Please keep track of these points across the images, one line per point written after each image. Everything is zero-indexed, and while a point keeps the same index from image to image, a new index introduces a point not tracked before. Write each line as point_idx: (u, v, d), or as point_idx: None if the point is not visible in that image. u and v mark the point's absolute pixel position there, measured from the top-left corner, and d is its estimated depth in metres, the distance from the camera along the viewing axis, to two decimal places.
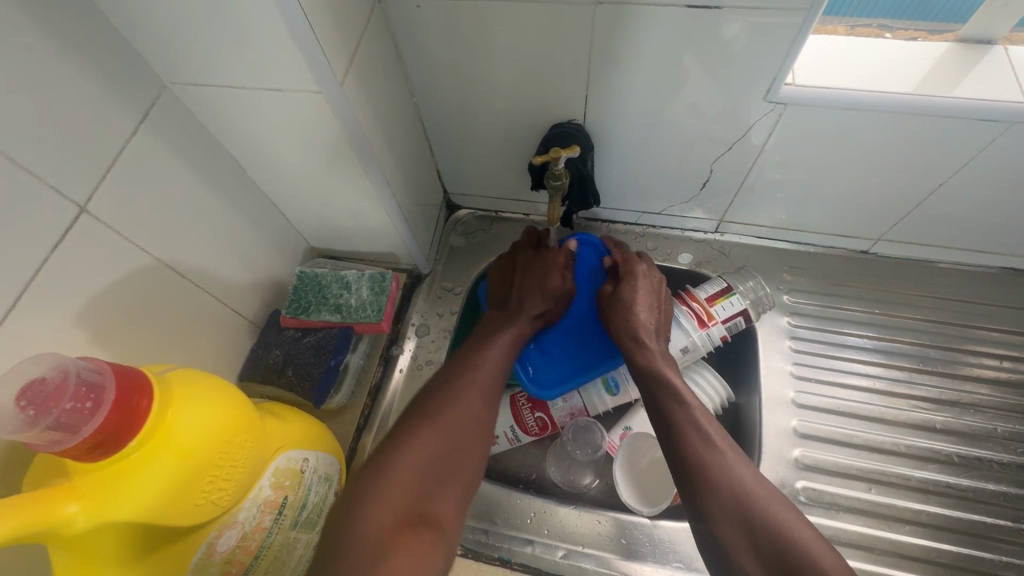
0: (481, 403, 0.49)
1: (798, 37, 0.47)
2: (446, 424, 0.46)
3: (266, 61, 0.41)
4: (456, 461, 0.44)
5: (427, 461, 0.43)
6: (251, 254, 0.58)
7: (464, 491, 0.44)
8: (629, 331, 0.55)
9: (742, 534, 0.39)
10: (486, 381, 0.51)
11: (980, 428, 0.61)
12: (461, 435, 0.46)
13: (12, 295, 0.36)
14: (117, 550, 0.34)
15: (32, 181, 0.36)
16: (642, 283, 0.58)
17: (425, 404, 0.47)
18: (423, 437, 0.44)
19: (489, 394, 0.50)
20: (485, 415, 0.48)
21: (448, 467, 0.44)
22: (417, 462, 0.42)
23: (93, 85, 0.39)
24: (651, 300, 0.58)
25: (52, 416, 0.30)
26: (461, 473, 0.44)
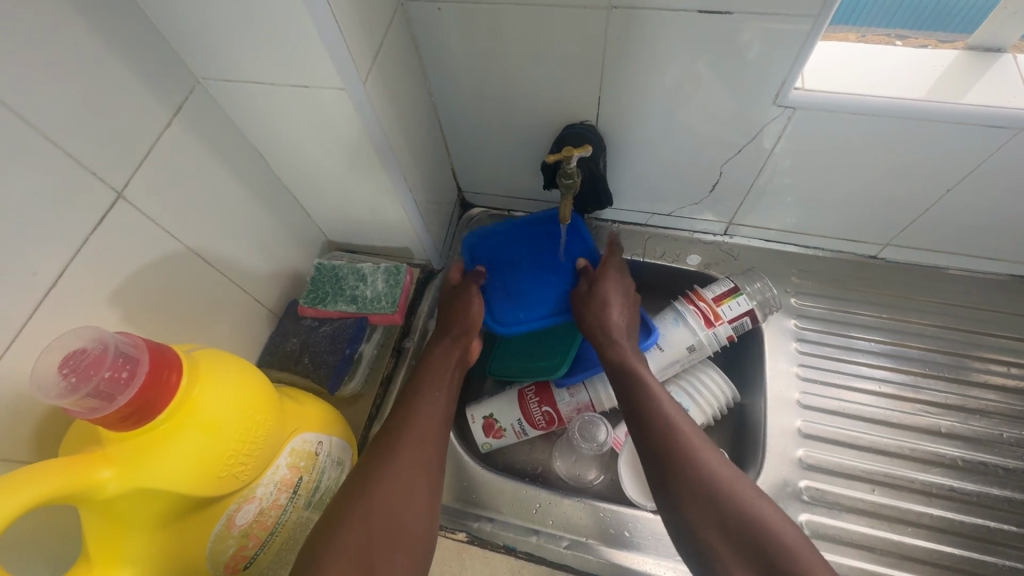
0: (419, 461, 0.49)
1: (807, 43, 0.48)
2: (382, 489, 0.46)
3: (293, 59, 0.43)
4: (397, 523, 0.45)
5: (365, 531, 0.44)
6: (272, 245, 0.61)
7: (414, 547, 0.46)
8: (601, 328, 0.60)
9: (710, 518, 0.44)
10: (424, 434, 0.52)
11: (986, 433, 0.61)
12: (398, 497, 0.46)
13: (55, 271, 0.38)
14: (146, 516, 0.36)
15: (76, 166, 0.38)
16: (610, 282, 0.63)
17: (360, 472, 0.48)
18: (359, 506, 0.45)
19: (426, 450, 0.51)
20: (422, 472, 0.49)
21: (390, 533, 0.45)
22: (358, 530, 0.44)
23: (132, 78, 0.41)
24: (623, 299, 0.62)
25: (91, 384, 0.32)
26: (407, 534, 0.46)
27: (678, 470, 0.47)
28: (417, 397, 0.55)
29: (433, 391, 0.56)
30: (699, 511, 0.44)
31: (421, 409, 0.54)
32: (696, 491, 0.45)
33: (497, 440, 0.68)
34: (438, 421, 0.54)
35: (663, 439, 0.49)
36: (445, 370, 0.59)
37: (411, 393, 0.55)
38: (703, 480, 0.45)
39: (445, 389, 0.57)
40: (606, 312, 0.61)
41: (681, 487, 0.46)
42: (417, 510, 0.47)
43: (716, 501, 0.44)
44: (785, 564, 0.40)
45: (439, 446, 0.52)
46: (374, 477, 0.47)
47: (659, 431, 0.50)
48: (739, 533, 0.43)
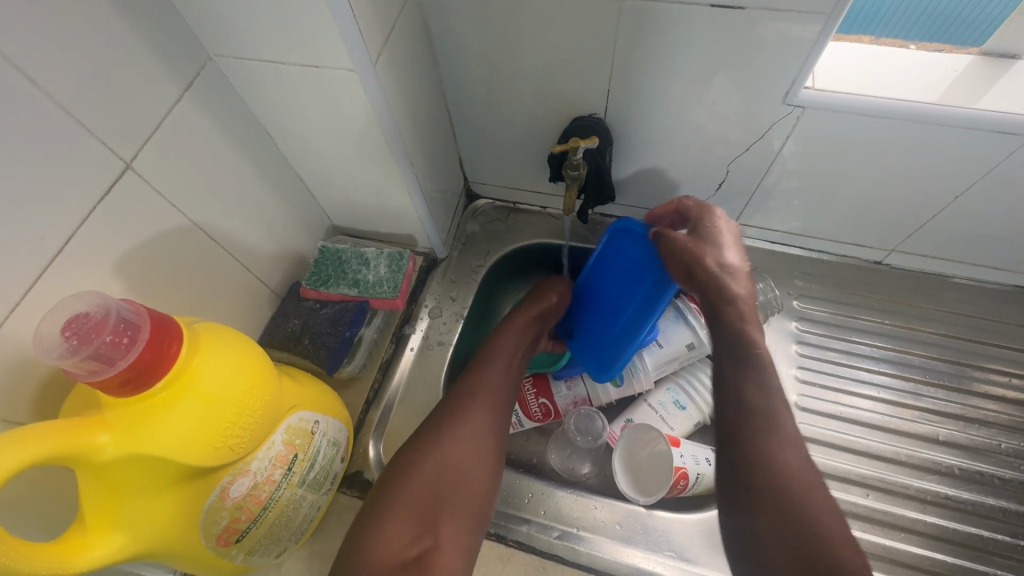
0: (479, 432, 0.55)
1: (819, 41, 0.48)
2: (446, 453, 0.52)
3: (305, 37, 0.43)
4: (460, 485, 0.51)
5: (430, 491, 0.50)
6: (277, 226, 0.61)
7: (469, 512, 0.51)
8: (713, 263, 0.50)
9: (780, 524, 0.41)
10: (490, 402, 0.57)
11: (984, 442, 0.61)
12: (461, 463, 0.52)
13: (61, 239, 0.39)
14: (141, 482, 0.37)
15: (86, 136, 0.39)
16: (719, 225, 0.52)
17: (426, 437, 0.53)
18: (422, 470, 0.51)
19: (489, 418, 0.56)
20: (485, 440, 0.54)
21: (450, 496, 0.51)
22: (418, 492, 0.50)
23: (144, 52, 0.42)
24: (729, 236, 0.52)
25: (91, 347, 0.33)
26: (469, 496, 0.51)
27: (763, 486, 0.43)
28: (485, 366, 0.59)
29: (500, 359, 0.60)
30: (771, 514, 0.42)
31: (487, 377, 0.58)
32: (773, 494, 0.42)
33: None
34: (504, 393, 0.58)
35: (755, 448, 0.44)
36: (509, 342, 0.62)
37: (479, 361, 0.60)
38: (788, 491, 0.42)
39: (508, 365, 0.60)
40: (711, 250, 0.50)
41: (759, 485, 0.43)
42: (479, 474, 0.53)
43: (800, 534, 0.40)
44: None
45: (501, 415, 0.57)
46: (440, 439, 0.53)
47: (757, 437, 0.44)
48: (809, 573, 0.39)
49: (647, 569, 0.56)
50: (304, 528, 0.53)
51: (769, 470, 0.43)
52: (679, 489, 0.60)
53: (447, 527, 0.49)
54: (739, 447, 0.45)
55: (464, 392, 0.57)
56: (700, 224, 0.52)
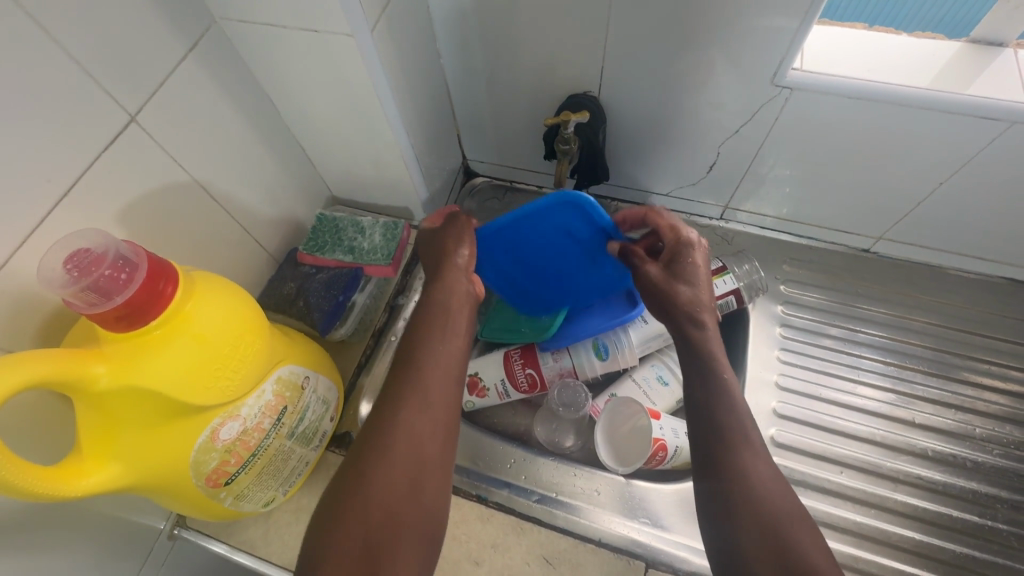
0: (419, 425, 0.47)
1: (802, 30, 0.49)
2: (379, 480, 0.43)
3: (306, 1, 0.44)
4: (400, 516, 0.42)
5: (363, 532, 0.41)
6: (276, 191, 0.63)
7: (421, 535, 0.43)
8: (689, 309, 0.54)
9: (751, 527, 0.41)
10: (429, 399, 0.48)
11: (959, 427, 0.62)
12: (403, 473, 0.44)
13: (66, 182, 0.40)
14: (135, 415, 0.39)
15: (93, 85, 0.41)
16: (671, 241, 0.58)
17: (355, 459, 0.45)
18: (352, 505, 0.42)
19: (431, 420, 0.47)
20: (427, 449, 0.46)
21: (391, 528, 0.41)
22: (353, 530, 0.40)
23: (151, 9, 0.43)
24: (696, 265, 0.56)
25: (91, 278, 0.35)
26: (413, 514, 0.43)
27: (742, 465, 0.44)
28: (422, 360, 0.51)
29: (442, 348, 0.52)
30: (744, 521, 0.41)
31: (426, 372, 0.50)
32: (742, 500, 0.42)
33: (480, 399, 0.70)
34: (449, 389, 0.50)
35: (733, 432, 0.45)
36: (452, 326, 0.55)
37: (416, 355, 0.51)
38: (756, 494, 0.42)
39: (452, 348, 0.54)
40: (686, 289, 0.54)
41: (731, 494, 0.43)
42: (426, 490, 0.44)
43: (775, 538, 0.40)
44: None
45: (446, 415, 0.48)
46: (372, 464, 0.44)
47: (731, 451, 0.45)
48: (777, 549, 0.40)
49: (622, 533, 0.58)
50: (292, 480, 0.55)
51: (741, 476, 0.43)
52: (657, 461, 0.60)
53: (392, 567, 0.40)
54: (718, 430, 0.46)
55: (396, 399, 0.48)
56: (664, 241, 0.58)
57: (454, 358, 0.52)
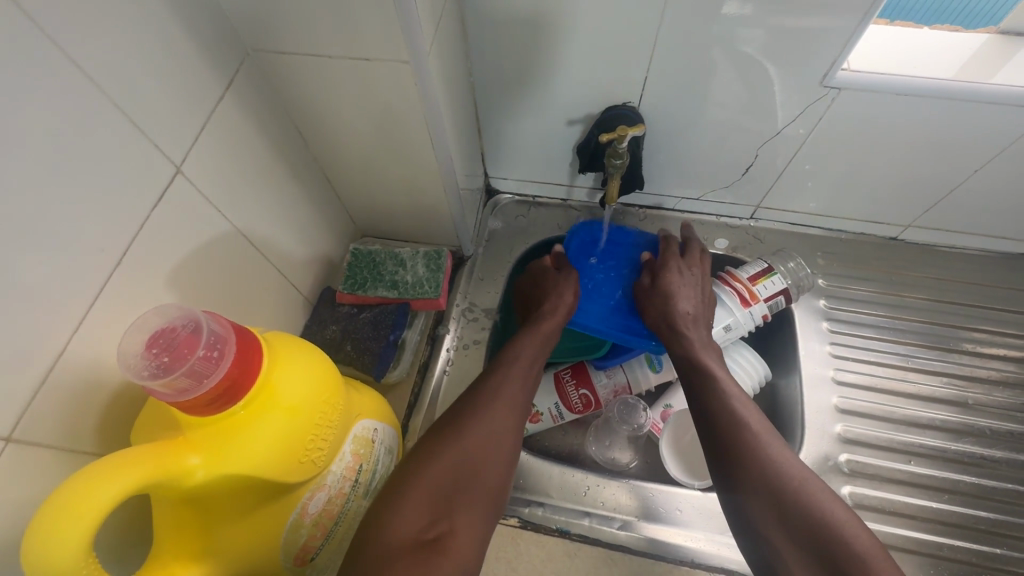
0: (505, 415, 0.49)
1: (860, 24, 0.48)
2: (470, 444, 0.46)
3: (361, 29, 0.41)
4: (478, 480, 0.44)
5: (447, 480, 0.43)
6: (308, 230, 0.58)
7: (486, 507, 0.44)
8: (670, 321, 0.59)
9: (772, 514, 0.43)
10: (511, 399, 0.51)
11: (1010, 403, 0.64)
12: (487, 447, 0.46)
13: (119, 250, 0.36)
14: (228, 505, 0.34)
15: (139, 137, 0.36)
16: (672, 257, 0.64)
17: (448, 425, 0.47)
18: (446, 454, 0.44)
19: (507, 418, 0.49)
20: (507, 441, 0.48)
21: (467, 487, 0.43)
22: (439, 476, 0.43)
23: (190, 47, 0.39)
24: (697, 295, 0.61)
25: (185, 364, 0.30)
26: (486, 486, 0.44)
27: (746, 451, 0.46)
28: (508, 364, 0.54)
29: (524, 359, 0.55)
30: (764, 508, 0.43)
31: (510, 375, 0.53)
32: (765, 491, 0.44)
33: (535, 424, 0.68)
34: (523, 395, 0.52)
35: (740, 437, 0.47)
36: (536, 339, 0.58)
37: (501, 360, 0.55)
38: (778, 480, 0.44)
39: (535, 356, 0.56)
40: (674, 304, 0.60)
41: (747, 482, 0.45)
42: (496, 471, 0.46)
43: (808, 526, 0.41)
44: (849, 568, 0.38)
45: (520, 419, 0.50)
46: (463, 429, 0.47)
47: (746, 446, 0.46)
48: (807, 531, 0.41)
49: (713, 552, 0.57)
50: None
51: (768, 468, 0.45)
52: None
53: (463, 521, 0.41)
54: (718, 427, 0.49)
55: (484, 390, 0.51)
56: (667, 257, 0.64)
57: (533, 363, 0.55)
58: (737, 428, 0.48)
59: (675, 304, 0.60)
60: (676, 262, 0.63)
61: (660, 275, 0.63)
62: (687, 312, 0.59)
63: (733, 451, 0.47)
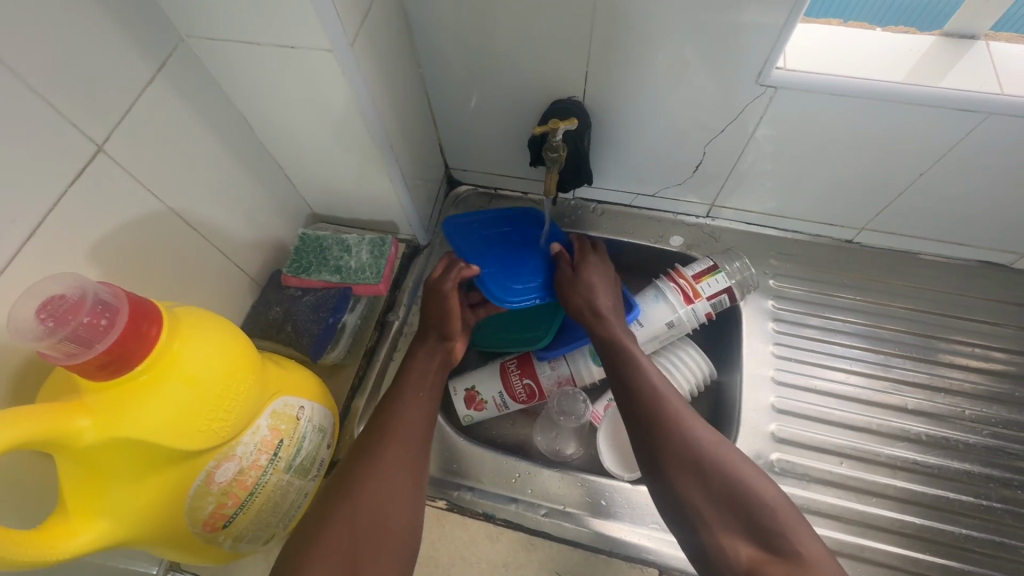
0: (403, 444, 0.51)
1: (787, 23, 0.49)
2: (369, 490, 0.47)
3: (281, 16, 0.42)
4: (381, 521, 0.46)
5: (348, 527, 0.44)
6: (255, 212, 0.60)
7: (396, 545, 0.46)
8: (589, 311, 0.60)
9: (704, 492, 0.45)
10: (405, 436, 0.52)
11: (949, 410, 0.64)
12: (389, 493, 0.47)
13: (32, 222, 0.38)
14: (125, 467, 0.36)
15: (56, 116, 0.38)
16: (596, 261, 0.65)
17: (344, 476, 0.48)
18: (343, 506, 0.45)
19: (406, 452, 0.51)
20: (406, 475, 0.49)
21: (373, 534, 0.45)
22: (341, 528, 0.44)
23: (115, 31, 0.41)
24: (608, 284, 0.63)
25: (70, 329, 0.32)
26: (393, 530, 0.46)
27: (688, 459, 0.46)
28: (397, 403, 0.54)
29: (415, 396, 0.56)
30: (695, 490, 0.45)
31: (401, 414, 0.53)
32: (693, 475, 0.46)
33: (478, 412, 0.69)
34: (421, 419, 0.54)
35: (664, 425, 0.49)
36: (428, 374, 0.58)
37: (390, 399, 0.55)
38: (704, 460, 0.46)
39: (432, 384, 0.58)
40: (594, 296, 0.61)
41: (673, 469, 0.47)
42: (398, 506, 0.47)
43: (736, 500, 0.44)
44: (776, 531, 0.42)
45: (420, 450, 0.52)
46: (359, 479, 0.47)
47: (666, 435, 0.48)
48: (735, 506, 0.44)
49: (633, 542, 0.58)
50: (293, 515, 0.53)
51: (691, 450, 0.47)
52: None
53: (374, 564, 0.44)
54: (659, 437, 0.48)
55: (380, 430, 0.52)
56: (590, 261, 0.64)
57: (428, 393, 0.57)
58: (682, 436, 0.48)
59: (594, 300, 0.61)
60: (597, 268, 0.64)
61: (580, 267, 0.64)
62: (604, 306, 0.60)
63: (675, 459, 0.47)
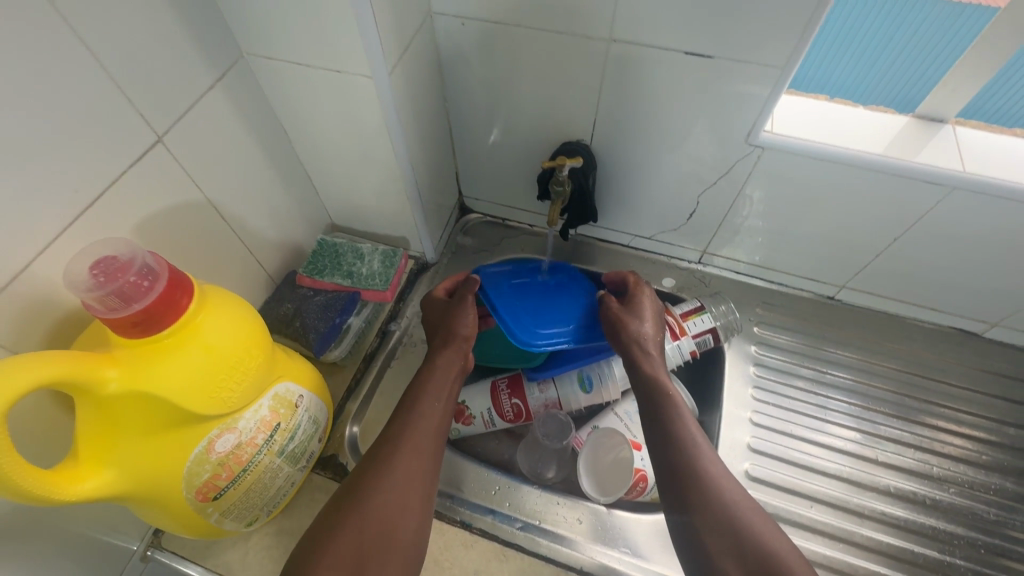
0: (414, 455, 0.52)
1: (774, 92, 0.55)
2: (380, 502, 0.48)
3: (334, 44, 0.49)
4: (388, 534, 0.47)
5: (357, 542, 0.45)
6: (281, 215, 0.65)
7: (405, 559, 0.47)
8: (636, 341, 0.59)
9: (730, 552, 0.44)
10: (420, 447, 0.52)
11: (919, 465, 0.66)
12: (399, 507, 0.48)
13: (93, 195, 0.43)
14: (138, 422, 0.40)
15: (129, 107, 0.44)
16: (647, 302, 0.63)
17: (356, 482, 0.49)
18: (353, 517, 0.46)
19: (419, 464, 0.51)
20: (416, 486, 0.50)
21: (380, 549, 0.46)
22: (352, 538, 0.45)
23: (189, 44, 0.47)
24: (654, 315, 0.62)
25: (116, 285, 0.36)
26: (400, 542, 0.47)
27: (716, 514, 0.46)
28: (413, 413, 0.55)
29: (431, 401, 0.56)
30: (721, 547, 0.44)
31: (418, 422, 0.54)
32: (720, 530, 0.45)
33: (467, 427, 0.72)
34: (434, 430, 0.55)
35: (692, 472, 0.49)
36: (446, 382, 0.59)
37: (408, 405, 0.56)
38: (729, 517, 0.46)
39: (448, 392, 0.58)
40: (638, 324, 0.60)
41: (700, 519, 0.46)
42: (410, 523, 0.48)
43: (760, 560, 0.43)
44: None
45: (433, 462, 0.53)
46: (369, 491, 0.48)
47: (693, 485, 0.48)
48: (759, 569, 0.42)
49: (603, 563, 0.59)
50: (277, 501, 0.55)
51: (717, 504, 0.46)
52: (638, 491, 0.63)
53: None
54: (681, 469, 0.49)
55: (391, 438, 0.52)
56: (637, 299, 0.63)
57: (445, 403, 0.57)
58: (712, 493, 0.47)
59: (634, 327, 0.60)
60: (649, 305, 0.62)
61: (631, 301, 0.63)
62: (642, 334, 0.59)
63: (704, 512, 0.46)
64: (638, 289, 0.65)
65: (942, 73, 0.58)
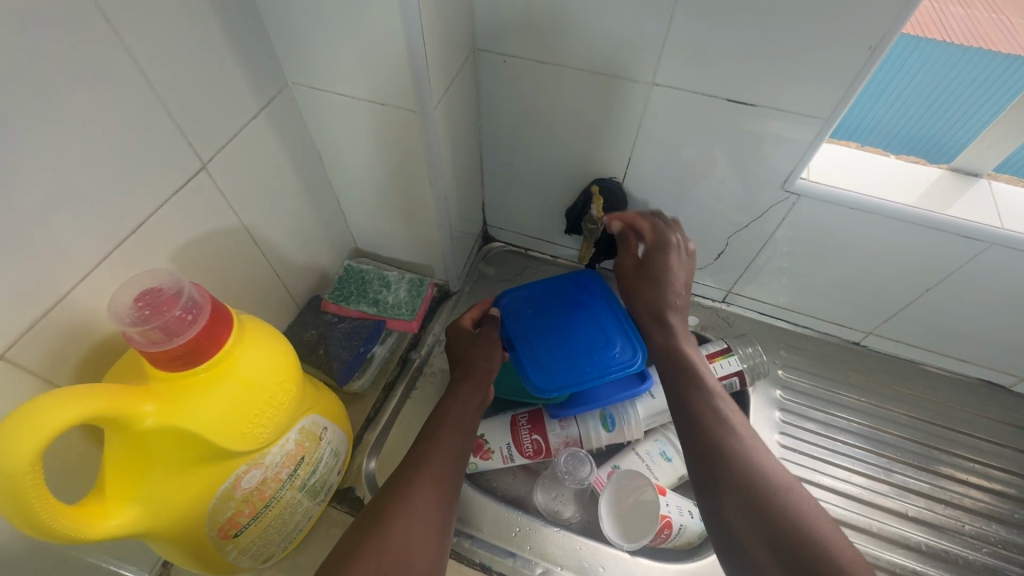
0: (432, 483, 0.48)
1: (814, 142, 0.56)
2: (397, 532, 0.44)
3: (383, 78, 0.49)
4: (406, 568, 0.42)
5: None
6: (310, 240, 0.65)
7: None
8: (654, 311, 0.59)
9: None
10: (439, 473, 0.49)
11: (949, 522, 0.65)
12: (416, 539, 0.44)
13: (136, 222, 0.42)
14: (169, 456, 0.39)
15: (178, 135, 0.44)
16: (671, 262, 0.60)
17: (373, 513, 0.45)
18: (368, 549, 0.42)
19: (438, 492, 0.48)
20: (436, 516, 0.46)
21: None
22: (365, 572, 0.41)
23: (239, 73, 0.47)
24: (681, 277, 0.60)
25: (161, 320, 0.36)
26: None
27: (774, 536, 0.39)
28: (433, 439, 0.52)
29: (449, 432, 0.54)
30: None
31: (437, 449, 0.51)
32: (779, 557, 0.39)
33: (484, 462, 0.68)
34: (454, 458, 0.52)
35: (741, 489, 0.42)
36: (467, 411, 0.57)
37: (426, 432, 0.53)
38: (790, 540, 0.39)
39: (468, 418, 0.56)
40: (665, 294, 0.59)
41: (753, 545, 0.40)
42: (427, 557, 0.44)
43: None
44: None
45: (453, 490, 0.50)
46: (384, 522, 0.44)
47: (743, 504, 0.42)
48: None
49: None
50: (293, 536, 0.53)
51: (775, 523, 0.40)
52: (661, 538, 0.61)
53: None
54: (727, 488, 0.43)
55: (410, 465, 0.50)
56: (661, 262, 0.60)
57: (463, 433, 0.55)
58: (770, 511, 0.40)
59: (660, 299, 0.59)
60: (682, 275, 0.60)
61: (654, 257, 0.61)
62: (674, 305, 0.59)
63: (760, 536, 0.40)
64: (666, 242, 0.61)
65: (982, 127, 0.57)
